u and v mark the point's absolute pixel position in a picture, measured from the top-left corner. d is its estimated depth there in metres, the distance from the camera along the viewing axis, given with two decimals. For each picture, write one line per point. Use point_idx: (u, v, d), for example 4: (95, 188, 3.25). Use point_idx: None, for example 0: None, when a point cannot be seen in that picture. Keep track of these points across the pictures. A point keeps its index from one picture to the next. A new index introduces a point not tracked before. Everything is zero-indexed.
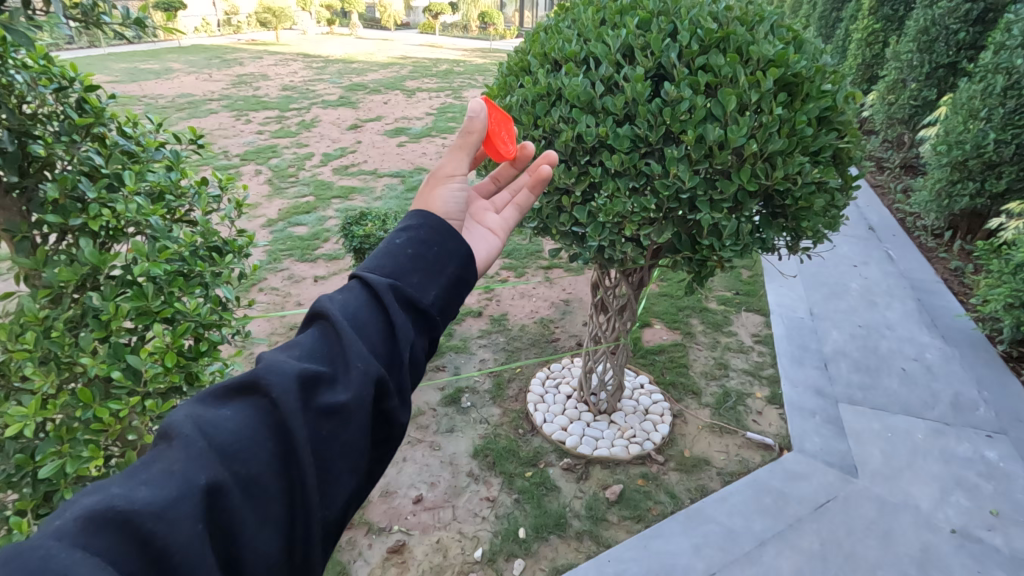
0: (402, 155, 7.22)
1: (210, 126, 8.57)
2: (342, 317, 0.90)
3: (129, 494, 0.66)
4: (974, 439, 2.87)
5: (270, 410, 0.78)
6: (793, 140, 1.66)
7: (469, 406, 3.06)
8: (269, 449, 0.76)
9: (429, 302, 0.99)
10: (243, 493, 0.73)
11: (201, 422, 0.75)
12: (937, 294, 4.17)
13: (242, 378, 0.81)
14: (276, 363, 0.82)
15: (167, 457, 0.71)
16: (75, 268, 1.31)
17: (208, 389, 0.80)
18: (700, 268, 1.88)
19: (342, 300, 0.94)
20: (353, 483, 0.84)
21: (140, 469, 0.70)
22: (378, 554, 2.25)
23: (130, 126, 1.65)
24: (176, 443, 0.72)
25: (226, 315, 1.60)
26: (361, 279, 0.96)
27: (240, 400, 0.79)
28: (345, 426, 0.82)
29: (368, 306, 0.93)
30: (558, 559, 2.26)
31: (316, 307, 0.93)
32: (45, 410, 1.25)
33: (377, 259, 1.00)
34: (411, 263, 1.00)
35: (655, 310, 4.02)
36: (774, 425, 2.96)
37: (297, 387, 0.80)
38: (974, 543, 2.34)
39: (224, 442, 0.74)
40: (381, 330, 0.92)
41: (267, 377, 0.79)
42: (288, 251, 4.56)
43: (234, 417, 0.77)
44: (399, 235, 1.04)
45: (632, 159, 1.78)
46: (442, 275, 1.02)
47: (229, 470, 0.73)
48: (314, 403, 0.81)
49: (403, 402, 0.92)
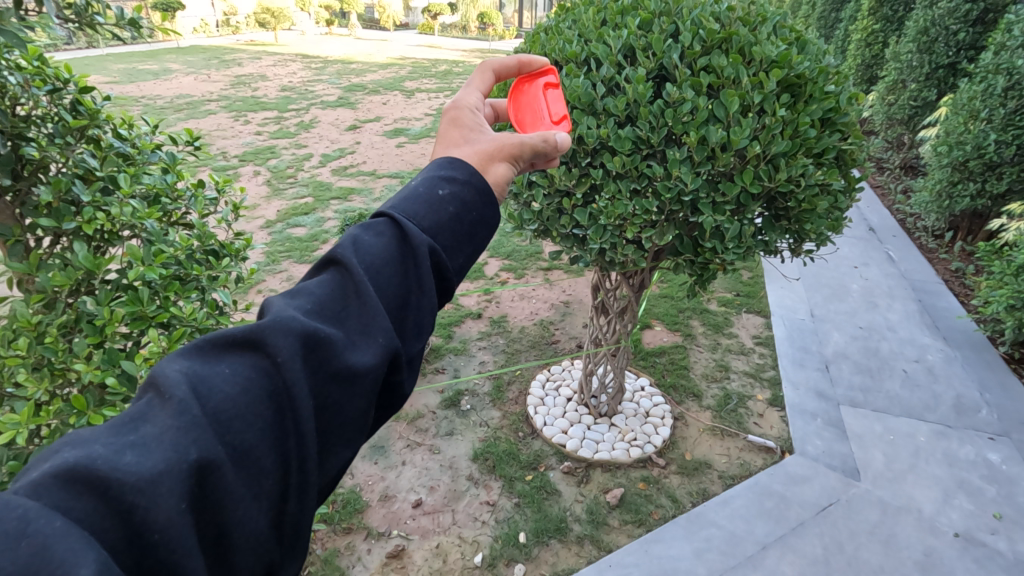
0: (402, 155, 7.21)
1: (209, 126, 8.56)
2: (365, 274, 0.84)
3: (114, 457, 0.63)
4: (977, 441, 2.85)
5: (272, 376, 0.75)
6: (796, 141, 1.65)
7: (468, 409, 3.04)
8: (264, 419, 0.73)
9: (452, 269, 0.94)
10: (236, 465, 0.70)
11: (196, 383, 0.71)
12: (938, 296, 4.16)
13: (245, 333, 0.76)
14: (290, 319, 0.77)
15: (157, 417, 0.68)
16: (69, 273, 1.29)
17: (206, 340, 0.76)
18: (702, 271, 1.86)
19: (366, 251, 0.87)
20: (349, 454, 0.83)
21: (128, 428, 0.67)
22: (378, 559, 2.23)
23: (126, 128, 1.63)
24: (168, 403, 0.69)
25: (223, 318, 1.56)
26: (394, 229, 0.90)
27: (238, 361, 0.75)
28: (349, 398, 0.79)
29: (392, 263, 0.87)
30: (558, 564, 2.24)
31: (338, 254, 0.86)
32: (39, 417, 1.23)
33: (408, 206, 0.93)
34: (448, 223, 0.93)
35: (655, 311, 4.01)
36: (775, 427, 2.94)
37: (303, 354, 0.76)
38: (978, 547, 2.32)
39: (218, 408, 0.70)
40: (402, 294, 0.87)
41: (273, 339, 0.75)
42: (287, 253, 4.55)
43: (231, 381, 0.73)
44: (444, 185, 0.96)
45: (634, 161, 1.76)
46: (471, 242, 0.97)
47: (222, 440, 0.70)
48: (320, 371, 0.77)
49: (411, 372, 0.90)
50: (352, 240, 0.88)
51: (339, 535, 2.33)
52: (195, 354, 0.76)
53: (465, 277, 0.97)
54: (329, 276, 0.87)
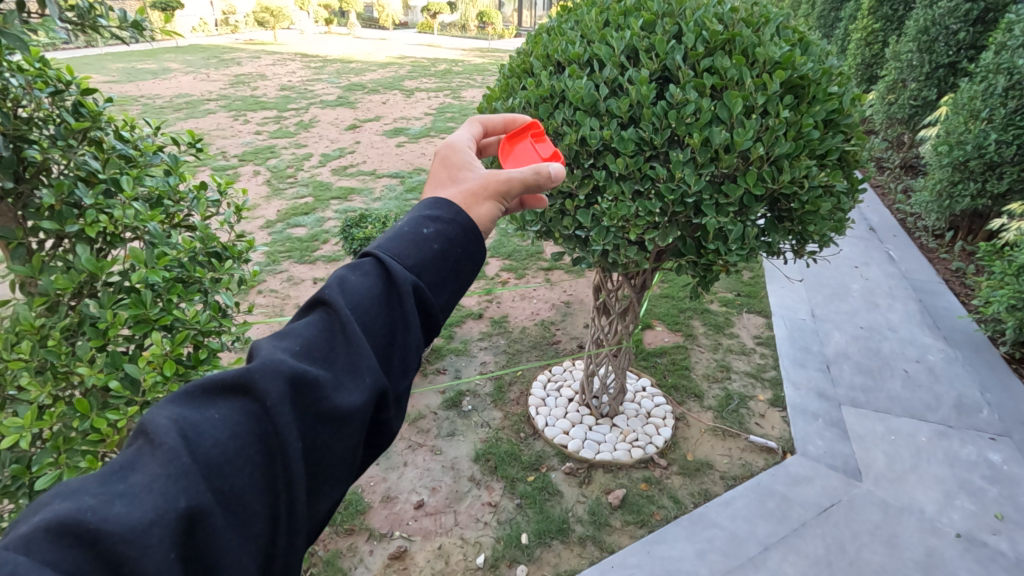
0: (402, 155, 7.20)
1: (208, 126, 8.55)
2: (352, 314, 0.87)
3: (104, 508, 0.64)
4: (978, 441, 2.85)
5: (261, 419, 0.76)
6: (799, 143, 1.65)
7: (469, 410, 3.04)
8: (254, 463, 0.75)
9: (437, 306, 0.97)
10: (225, 511, 0.71)
11: (185, 429, 0.72)
12: (938, 295, 4.16)
13: (234, 377, 0.77)
14: (279, 362, 0.79)
15: (147, 466, 0.69)
16: (72, 276, 1.29)
17: (195, 384, 0.77)
18: (704, 273, 1.86)
19: (352, 290, 0.89)
20: (337, 493, 0.84)
21: (118, 476, 0.68)
22: (379, 561, 2.23)
23: (128, 130, 1.63)
24: (157, 450, 0.70)
25: (225, 321, 1.57)
26: (380, 269, 0.93)
27: (227, 405, 0.76)
28: (338, 439, 0.81)
29: (378, 303, 0.90)
30: (561, 565, 2.24)
31: (325, 295, 0.88)
32: (42, 421, 1.22)
33: (394, 245, 0.96)
34: (432, 261, 0.97)
35: (656, 311, 4.00)
36: (777, 428, 2.94)
37: (292, 397, 0.77)
38: (979, 548, 2.32)
39: (208, 454, 0.71)
40: (387, 333, 0.90)
41: (262, 383, 0.77)
42: (287, 253, 4.54)
43: (220, 425, 0.74)
44: (427, 225, 0.99)
45: (637, 162, 1.76)
46: (455, 279, 1.00)
47: (212, 486, 0.70)
48: (309, 413, 0.79)
49: (398, 410, 0.92)
50: (339, 281, 0.90)
51: (341, 537, 2.33)
52: (184, 399, 0.76)
53: (450, 312, 1.00)
54: (317, 317, 0.89)
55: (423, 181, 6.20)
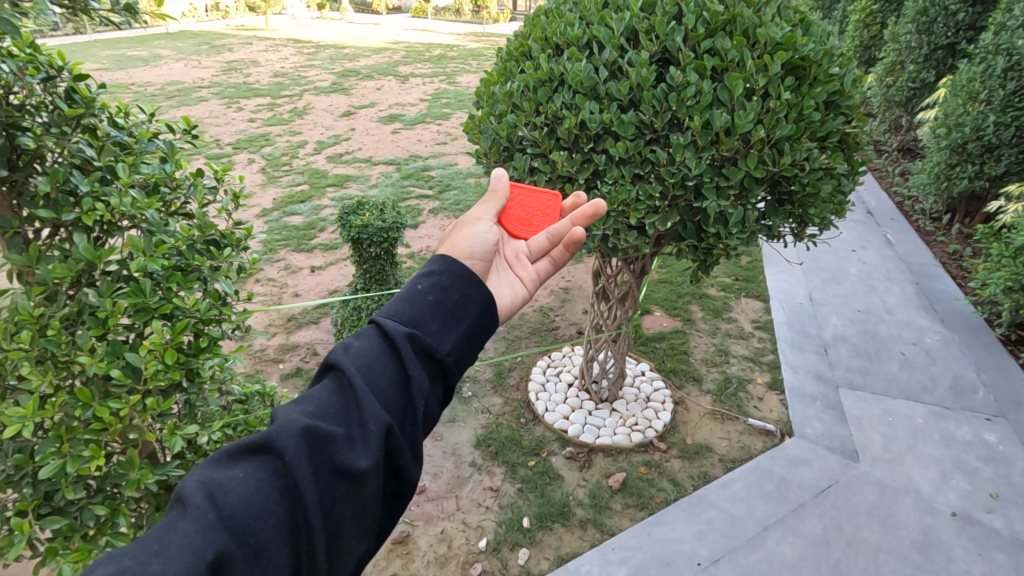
0: (397, 141, 7.14)
1: (200, 113, 8.45)
2: (357, 370, 0.91)
3: (142, 567, 0.70)
4: (973, 422, 2.88)
5: (281, 473, 0.81)
6: (800, 125, 1.64)
7: (470, 396, 3.05)
8: (277, 517, 0.79)
9: (446, 350, 0.99)
10: (249, 562, 0.75)
11: (212, 489, 0.78)
12: (935, 279, 4.18)
13: (256, 440, 0.83)
14: (288, 422, 0.84)
15: (178, 526, 0.75)
16: (70, 265, 1.26)
17: (224, 449, 0.84)
18: (705, 257, 1.87)
19: (356, 350, 0.95)
20: (363, 546, 0.86)
21: (154, 538, 0.74)
22: (383, 546, 2.25)
23: (121, 117, 1.60)
24: (187, 511, 0.76)
25: (226, 309, 1.54)
26: (380, 326, 0.98)
27: (250, 463, 0.82)
28: (355, 492, 0.84)
29: (384, 356, 0.94)
30: (562, 548, 2.26)
31: (331, 358, 0.94)
32: (44, 410, 1.21)
33: (396, 303, 1.01)
34: (431, 311, 1.00)
35: (655, 296, 3.99)
36: (775, 411, 2.96)
37: (306, 452, 0.82)
38: (975, 526, 2.36)
39: (233, 510, 0.77)
40: (395, 383, 0.93)
41: (278, 441, 0.82)
42: (284, 241, 4.52)
43: (243, 483, 0.79)
44: (421, 281, 1.05)
45: (637, 146, 1.75)
46: (460, 324, 1.02)
47: (237, 540, 0.75)
48: (324, 466, 0.83)
49: (415, 457, 0.93)
50: (344, 345, 0.97)
51: None
52: (215, 463, 0.83)
53: (459, 358, 1.01)
54: (328, 379, 0.94)
55: (420, 169, 6.15)
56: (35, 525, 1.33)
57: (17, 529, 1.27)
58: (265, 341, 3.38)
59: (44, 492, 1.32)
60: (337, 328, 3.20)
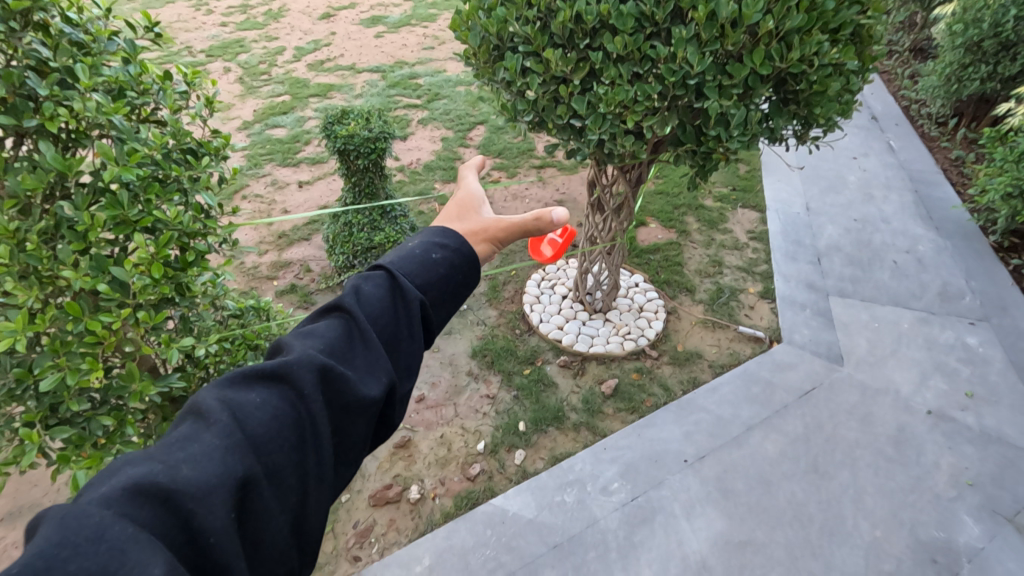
0: (381, 46, 6.70)
1: (167, 17, 7.85)
2: (369, 318, 0.94)
3: (172, 473, 0.70)
4: (957, 326, 2.96)
5: (298, 402, 0.83)
6: (811, 15, 1.53)
7: (465, 309, 3.07)
8: (293, 443, 0.81)
9: (436, 322, 1.05)
10: (270, 483, 0.77)
11: (235, 410, 0.79)
12: (934, 186, 4.12)
13: (274, 365, 0.83)
14: (310, 353, 0.86)
15: (201, 440, 0.75)
16: (39, 175, 1.19)
17: (238, 369, 0.83)
18: (703, 162, 1.81)
19: (368, 296, 0.97)
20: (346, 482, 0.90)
21: (177, 447, 0.73)
22: (386, 449, 2.36)
23: (74, 11, 1.43)
24: (211, 427, 0.76)
25: (210, 223, 1.46)
26: (394, 278, 1.00)
27: (266, 388, 0.83)
28: (354, 432, 0.88)
29: (393, 310, 0.98)
30: (557, 448, 2.38)
31: (343, 299, 0.95)
32: (35, 324, 1.20)
33: (407, 261, 1.03)
34: (439, 281, 1.04)
35: (650, 207, 3.92)
36: (765, 319, 3.01)
37: (324, 387, 0.85)
38: (947, 422, 2.48)
39: (255, 432, 0.78)
40: (400, 340, 0.97)
41: (300, 371, 0.83)
42: (268, 155, 4.36)
43: (262, 406, 0.80)
44: (435, 247, 1.06)
45: (636, 41, 1.64)
46: (455, 300, 1.07)
47: (260, 460, 0.77)
48: (338, 402, 0.86)
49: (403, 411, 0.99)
50: (355, 288, 0.97)
51: None
52: (228, 383, 0.83)
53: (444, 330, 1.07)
54: (337, 316, 0.95)
55: (406, 76, 5.82)
56: (45, 435, 1.37)
57: (27, 439, 1.31)
58: (257, 258, 3.35)
59: (50, 405, 1.37)
60: (329, 244, 3.15)
